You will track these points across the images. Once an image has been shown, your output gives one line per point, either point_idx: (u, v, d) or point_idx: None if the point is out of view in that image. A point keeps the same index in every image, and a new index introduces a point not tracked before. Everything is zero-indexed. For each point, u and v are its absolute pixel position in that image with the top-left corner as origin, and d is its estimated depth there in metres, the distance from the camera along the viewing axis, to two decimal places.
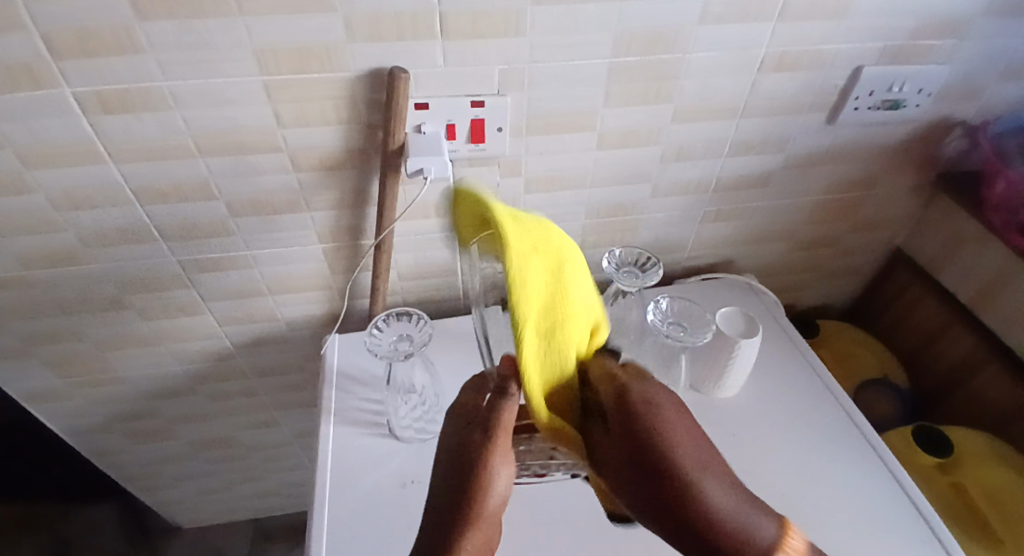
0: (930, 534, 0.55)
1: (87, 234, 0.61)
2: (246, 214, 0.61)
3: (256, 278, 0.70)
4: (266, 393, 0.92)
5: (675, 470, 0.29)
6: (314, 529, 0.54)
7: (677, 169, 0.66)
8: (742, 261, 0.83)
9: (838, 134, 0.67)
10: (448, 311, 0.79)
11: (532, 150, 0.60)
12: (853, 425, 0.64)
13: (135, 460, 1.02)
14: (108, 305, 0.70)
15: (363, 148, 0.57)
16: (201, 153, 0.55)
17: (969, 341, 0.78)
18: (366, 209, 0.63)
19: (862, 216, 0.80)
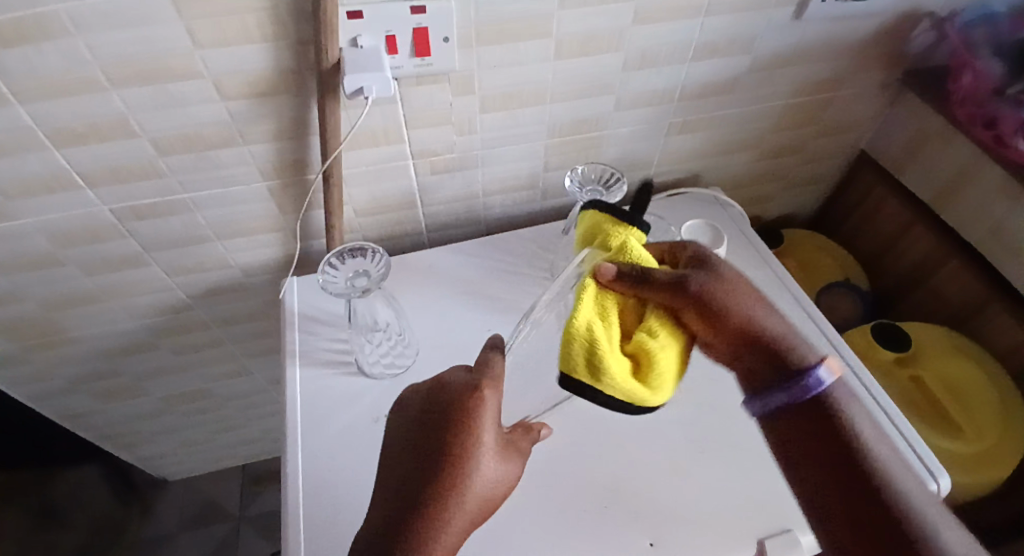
0: (891, 427, 0.58)
1: (5, 188, 0.55)
2: (177, 152, 0.56)
3: (200, 222, 0.65)
4: (234, 342, 0.89)
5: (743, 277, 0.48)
6: (290, 470, 0.53)
7: (640, 78, 0.62)
8: (710, 174, 0.81)
9: (806, 31, 0.64)
10: (410, 245, 0.76)
11: (485, 62, 0.55)
12: (817, 328, 0.65)
13: (109, 419, 1.00)
14: (43, 264, 0.65)
15: (295, 68, 0.51)
16: (114, 84, 0.48)
17: (929, 239, 0.80)
18: (310, 139, 0.58)
19: (828, 120, 0.79)
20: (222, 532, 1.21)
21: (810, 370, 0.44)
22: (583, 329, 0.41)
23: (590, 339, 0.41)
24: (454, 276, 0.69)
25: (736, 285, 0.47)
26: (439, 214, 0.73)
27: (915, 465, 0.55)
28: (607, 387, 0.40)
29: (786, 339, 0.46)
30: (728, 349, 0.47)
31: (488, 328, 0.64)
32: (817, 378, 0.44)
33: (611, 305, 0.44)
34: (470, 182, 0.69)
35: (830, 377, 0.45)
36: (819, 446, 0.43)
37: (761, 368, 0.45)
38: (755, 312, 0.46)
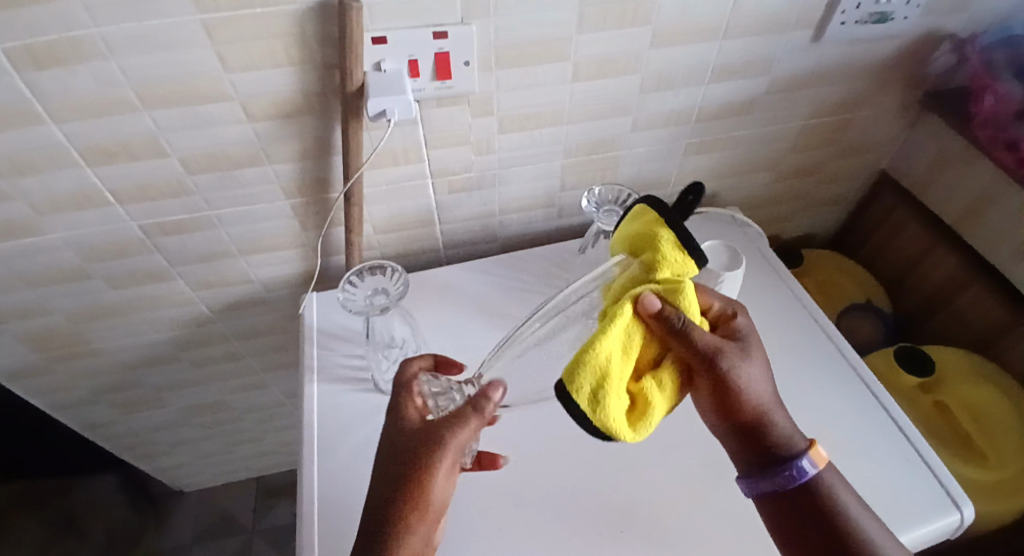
0: (914, 454, 0.56)
1: (40, 203, 0.57)
2: (203, 170, 0.58)
3: (223, 238, 0.67)
4: (252, 355, 0.91)
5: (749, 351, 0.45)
6: (305, 484, 0.54)
7: (657, 99, 0.63)
8: (727, 194, 0.81)
9: (823, 53, 0.64)
10: (426, 263, 0.77)
11: (504, 85, 0.56)
12: (837, 350, 0.64)
13: (129, 429, 1.02)
14: (72, 276, 0.67)
15: (320, 90, 0.52)
16: (146, 105, 0.50)
17: (953, 261, 0.79)
18: (332, 159, 0.60)
19: (847, 141, 0.78)
20: (235, 545, 1.21)
21: (794, 461, 0.45)
22: (603, 357, 0.36)
23: (604, 369, 0.36)
24: (470, 294, 0.69)
25: (753, 367, 0.45)
26: (455, 232, 0.74)
27: (941, 492, 0.53)
28: (597, 418, 0.36)
29: (777, 426, 0.45)
30: (720, 425, 0.47)
31: None
32: (806, 470, 0.45)
33: (637, 335, 0.39)
34: (487, 200, 0.70)
35: (818, 467, 0.45)
36: (795, 527, 0.46)
37: (753, 451, 0.46)
38: (760, 392, 0.45)
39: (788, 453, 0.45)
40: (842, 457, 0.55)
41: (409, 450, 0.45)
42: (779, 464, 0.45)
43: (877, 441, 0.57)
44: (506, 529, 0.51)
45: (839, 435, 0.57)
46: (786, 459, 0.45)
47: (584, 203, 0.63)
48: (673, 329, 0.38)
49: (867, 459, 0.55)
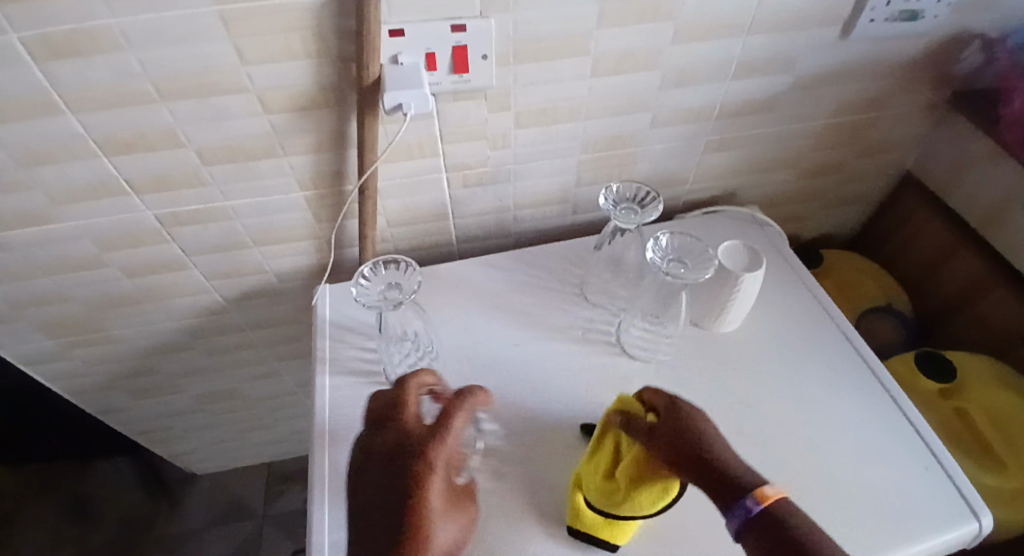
0: (933, 461, 0.55)
1: (58, 192, 0.57)
2: (220, 162, 0.58)
3: (238, 229, 0.67)
4: (265, 344, 0.91)
5: (677, 404, 0.46)
6: (315, 474, 0.54)
7: (677, 95, 0.62)
8: (745, 192, 0.80)
9: (850, 50, 0.62)
10: (439, 257, 0.77)
11: (521, 79, 0.55)
12: (856, 353, 0.63)
13: (144, 415, 1.04)
14: (90, 265, 0.68)
15: (336, 83, 0.52)
16: (164, 97, 0.50)
17: (975, 264, 0.77)
18: (347, 152, 0.59)
19: (870, 141, 0.76)
20: (246, 529, 1.23)
21: (750, 499, 0.41)
22: (603, 457, 0.49)
23: (606, 460, 0.48)
24: (483, 289, 0.69)
25: (686, 414, 0.46)
26: (468, 227, 0.73)
27: (959, 501, 0.52)
28: (628, 498, 0.46)
29: (726, 467, 0.43)
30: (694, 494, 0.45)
31: (516, 343, 0.64)
32: (750, 506, 0.37)
33: (614, 447, 0.49)
34: (502, 195, 0.69)
35: (772, 502, 0.41)
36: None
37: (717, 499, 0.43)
38: (709, 430, 0.43)
39: (733, 486, 0.38)
40: (858, 463, 0.55)
41: (415, 452, 0.43)
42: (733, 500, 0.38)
43: (895, 449, 0.56)
44: (514, 528, 0.50)
45: (856, 440, 0.56)
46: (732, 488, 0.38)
47: (602, 200, 0.62)
48: (634, 430, 0.47)
49: (884, 465, 0.55)
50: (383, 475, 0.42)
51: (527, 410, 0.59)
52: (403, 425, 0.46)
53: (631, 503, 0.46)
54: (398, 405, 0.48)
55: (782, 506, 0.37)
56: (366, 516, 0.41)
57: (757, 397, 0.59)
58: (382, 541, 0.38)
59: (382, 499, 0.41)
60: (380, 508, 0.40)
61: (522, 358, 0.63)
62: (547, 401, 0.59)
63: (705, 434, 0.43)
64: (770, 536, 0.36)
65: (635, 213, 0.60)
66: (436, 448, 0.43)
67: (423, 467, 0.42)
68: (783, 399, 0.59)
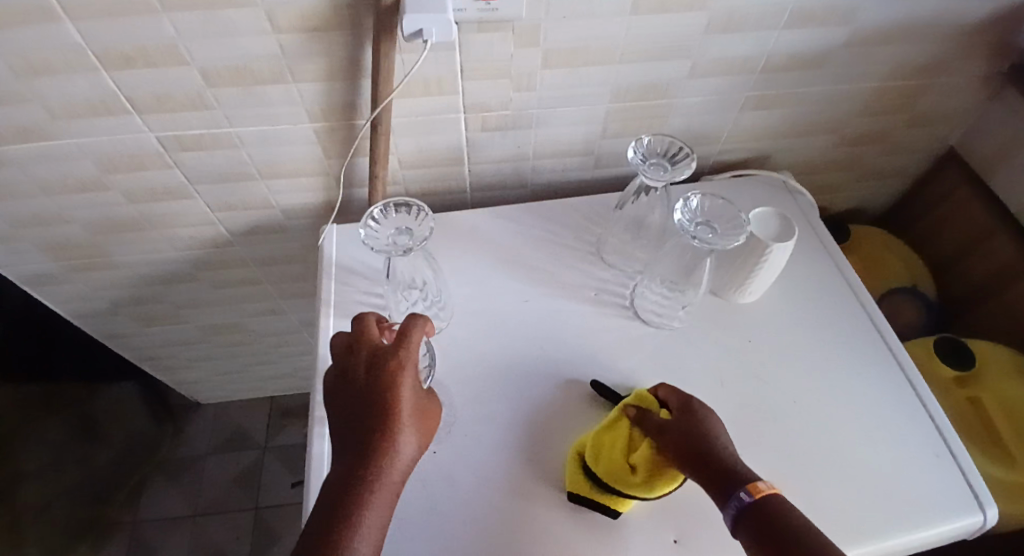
0: (945, 450, 0.53)
1: (57, 108, 0.54)
2: (225, 85, 0.54)
3: (244, 159, 0.64)
4: (270, 281, 0.90)
5: (690, 408, 0.48)
6: (315, 412, 0.54)
7: (720, 43, 0.57)
8: (778, 157, 0.75)
9: (917, 5, 0.57)
10: (452, 204, 0.74)
11: (553, 13, 0.50)
12: (878, 333, 0.60)
13: (149, 343, 1.04)
14: (91, 187, 0.66)
15: (351, 3, 0.47)
16: (165, 9, 0.46)
17: (1012, 251, 0.73)
18: (360, 82, 0.55)
19: (920, 110, 0.71)
20: (248, 459, 1.26)
21: (737, 489, 0.41)
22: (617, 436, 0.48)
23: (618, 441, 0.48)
24: (494, 240, 0.66)
25: (691, 416, 0.47)
26: (484, 174, 0.70)
27: (967, 492, 0.51)
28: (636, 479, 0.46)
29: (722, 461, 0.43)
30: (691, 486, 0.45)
31: (525, 298, 0.62)
32: (743, 498, 0.41)
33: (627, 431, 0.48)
34: (521, 142, 0.65)
35: (758, 489, 0.40)
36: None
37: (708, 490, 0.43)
38: (715, 431, 0.46)
39: (729, 478, 0.42)
40: (869, 446, 0.53)
41: (380, 377, 0.44)
42: (727, 490, 0.42)
43: (908, 435, 0.54)
44: (511, 482, 0.50)
45: (869, 423, 0.54)
46: (728, 479, 0.42)
47: (631, 153, 0.58)
48: (646, 423, 0.48)
49: (894, 449, 0.53)
50: (351, 396, 0.44)
51: (531, 368, 0.57)
52: (366, 346, 0.46)
53: (643, 486, 0.46)
54: (358, 329, 0.48)
55: (775, 499, 0.40)
56: (341, 434, 0.43)
57: (771, 371, 0.57)
58: (351, 467, 0.41)
59: (352, 419, 0.43)
60: (352, 427, 0.43)
61: (531, 314, 0.61)
62: (553, 360, 0.58)
63: (702, 435, 0.45)
64: (757, 521, 0.39)
65: (666, 171, 0.56)
66: (399, 365, 0.44)
67: (386, 395, 0.43)
68: (797, 376, 0.57)
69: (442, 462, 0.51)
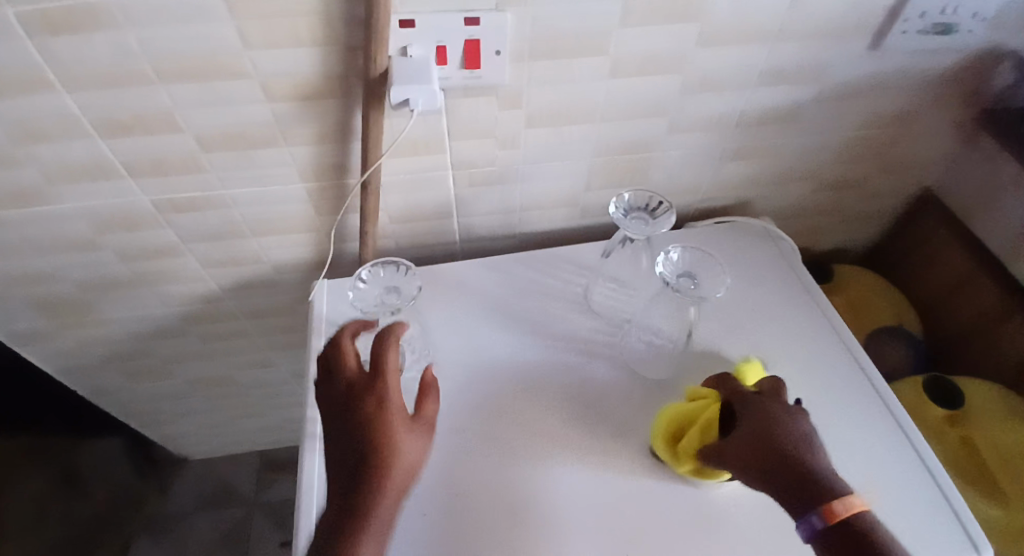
0: (937, 493, 0.53)
1: (49, 171, 0.55)
2: (219, 148, 0.56)
3: (237, 218, 0.65)
4: (261, 334, 0.90)
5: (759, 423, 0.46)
6: (305, 472, 0.53)
7: (696, 102, 0.59)
8: (759, 204, 0.77)
9: (878, 64, 0.60)
10: (442, 256, 0.75)
11: (537, 77, 0.53)
12: (865, 378, 0.61)
13: (136, 398, 1.02)
14: (82, 246, 0.66)
15: (344, 73, 0.50)
16: (162, 80, 0.48)
17: (993, 293, 0.74)
18: (352, 144, 0.57)
19: (893, 157, 0.74)
20: (236, 516, 1.23)
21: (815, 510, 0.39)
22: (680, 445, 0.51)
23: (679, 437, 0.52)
24: (485, 292, 0.67)
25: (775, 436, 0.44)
26: (473, 226, 0.71)
27: (961, 537, 0.50)
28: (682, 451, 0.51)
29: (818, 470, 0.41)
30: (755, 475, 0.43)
31: (516, 350, 0.62)
32: (817, 522, 0.39)
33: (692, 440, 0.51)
34: (510, 196, 0.67)
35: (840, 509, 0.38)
36: None
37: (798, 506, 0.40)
38: (792, 434, 0.44)
39: (807, 504, 0.40)
40: (872, 499, 0.52)
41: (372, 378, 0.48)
42: (805, 513, 0.39)
43: (906, 482, 0.53)
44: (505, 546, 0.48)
45: (867, 449, 0.56)
46: (810, 510, 0.39)
47: (613, 207, 0.60)
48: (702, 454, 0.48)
49: (885, 496, 0.52)
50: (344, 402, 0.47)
51: (523, 422, 0.57)
52: (344, 376, 0.49)
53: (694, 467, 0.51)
54: (339, 344, 0.51)
55: (815, 488, 0.40)
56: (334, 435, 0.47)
57: None
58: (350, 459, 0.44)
59: (346, 448, 0.45)
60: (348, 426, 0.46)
61: (522, 367, 0.61)
62: (546, 410, 0.58)
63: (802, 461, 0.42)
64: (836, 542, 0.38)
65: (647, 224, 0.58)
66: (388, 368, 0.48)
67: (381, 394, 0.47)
68: None
69: (433, 526, 0.50)
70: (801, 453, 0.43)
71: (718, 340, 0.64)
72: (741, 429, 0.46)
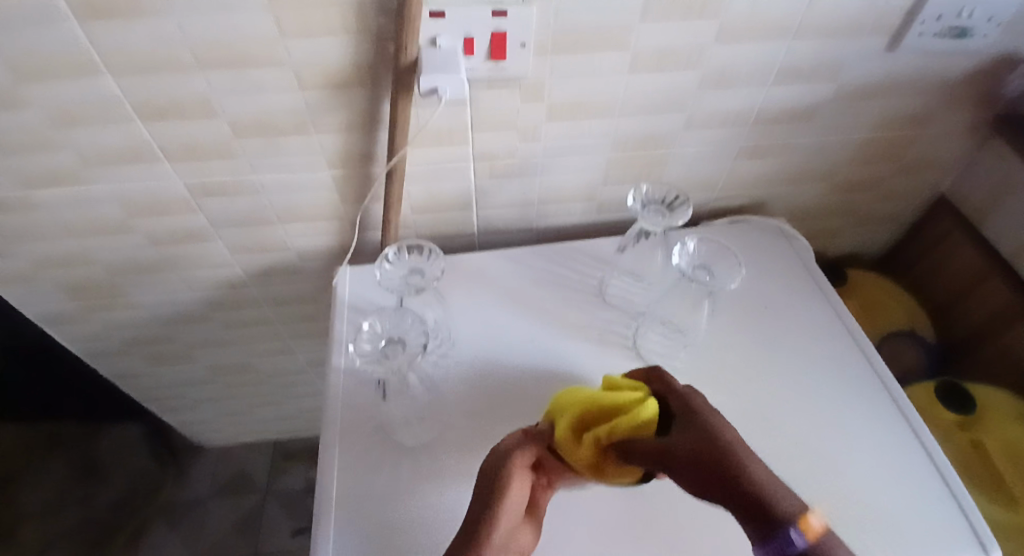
0: (945, 491, 0.53)
1: (89, 154, 0.58)
2: (250, 135, 0.58)
3: (264, 205, 0.67)
4: (281, 321, 0.92)
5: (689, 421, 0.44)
6: (324, 450, 0.55)
7: (713, 98, 0.61)
8: (774, 204, 0.78)
9: (895, 64, 0.61)
10: (460, 247, 0.77)
11: (558, 70, 0.54)
12: (875, 375, 0.61)
13: (157, 383, 1.05)
14: (115, 229, 0.69)
15: (373, 63, 0.52)
16: (201, 66, 0.50)
17: (1007, 295, 0.74)
18: (377, 133, 0.59)
19: (908, 158, 0.74)
20: (248, 504, 1.25)
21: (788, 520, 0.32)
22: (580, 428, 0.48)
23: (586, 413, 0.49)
24: (502, 282, 0.69)
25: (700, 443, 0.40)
26: (492, 218, 0.73)
27: (967, 535, 0.51)
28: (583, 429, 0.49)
29: (764, 485, 0.34)
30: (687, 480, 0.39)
31: (532, 339, 0.64)
32: (795, 533, 0.32)
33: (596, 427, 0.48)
34: (528, 188, 0.69)
35: (803, 529, 0.32)
36: None
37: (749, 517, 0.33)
38: (725, 434, 0.40)
39: (775, 515, 0.32)
40: (879, 491, 0.53)
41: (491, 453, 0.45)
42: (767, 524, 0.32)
43: (913, 480, 0.54)
44: None
45: (875, 446, 0.56)
46: (775, 523, 0.32)
47: (631, 200, 0.62)
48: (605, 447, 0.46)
49: (892, 491, 0.53)
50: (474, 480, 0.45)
51: (536, 407, 0.58)
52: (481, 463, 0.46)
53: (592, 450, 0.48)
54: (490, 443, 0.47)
55: (770, 499, 0.33)
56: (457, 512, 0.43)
57: (774, 413, 0.58)
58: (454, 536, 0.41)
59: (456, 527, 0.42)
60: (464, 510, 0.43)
61: (536, 355, 0.62)
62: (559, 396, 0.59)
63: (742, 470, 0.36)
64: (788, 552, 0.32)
65: (664, 214, 0.60)
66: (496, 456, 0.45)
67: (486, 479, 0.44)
68: (802, 418, 0.58)
69: (447, 502, 0.51)
70: (737, 454, 0.38)
71: (730, 333, 0.64)
72: (685, 436, 0.42)
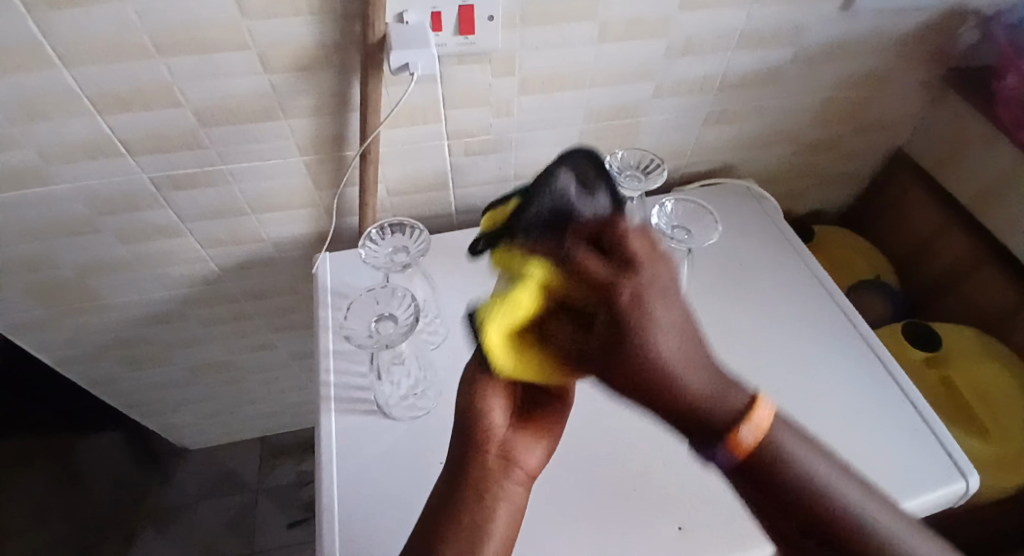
0: (922, 425, 0.57)
1: (48, 151, 0.56)
2: (218, 123, 0.57)
3: (237, 195, 0.66)
4: (261, 315, 0.91)
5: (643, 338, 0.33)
6: (321, 433, 0.55)
7: (681, 65, 0.62)
8: (743, 167, 0.80)
9: (853, 23, 0.62)
10: (439, 228, 0.77)
11: (528, 43, 0.54)
12: (850, 323, 0.64)
13: (136, 386, 1.03)
14: (81, 229, 0.67)
15: (341, 43, 0.51)
16: (161, 53, 0.49)
17: (964, 242, 0.78)
18: (349, 115, 0.58)
19: (869, 116, 0.77)
20: (241, 501, 1.24)
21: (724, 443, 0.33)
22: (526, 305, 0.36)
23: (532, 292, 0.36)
24: None
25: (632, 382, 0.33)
26: (469, 197, 0.73)
27: (946, 463, 0.54)
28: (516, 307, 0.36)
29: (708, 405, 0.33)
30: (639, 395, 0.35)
31: None
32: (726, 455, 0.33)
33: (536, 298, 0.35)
34: (503, 164, 0.69)
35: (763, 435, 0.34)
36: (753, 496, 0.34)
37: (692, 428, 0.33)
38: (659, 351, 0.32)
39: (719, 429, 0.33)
40: (859, 429, 0.56)
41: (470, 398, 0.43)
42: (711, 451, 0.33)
43: (892, 418, 0.57)
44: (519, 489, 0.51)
45: (856, 389, 0.59)
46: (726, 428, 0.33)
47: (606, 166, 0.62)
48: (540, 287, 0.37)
49: (872, 430, 0.56)
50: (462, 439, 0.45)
51: None
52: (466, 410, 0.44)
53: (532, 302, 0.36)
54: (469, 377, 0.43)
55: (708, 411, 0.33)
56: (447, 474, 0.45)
57: (755, 366, 0.60)
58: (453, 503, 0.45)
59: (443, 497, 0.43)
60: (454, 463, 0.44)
61: None
62: None
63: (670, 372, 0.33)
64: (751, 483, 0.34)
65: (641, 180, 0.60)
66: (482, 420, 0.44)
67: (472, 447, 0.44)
68: (784, 368, 0.60)
69: None
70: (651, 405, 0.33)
71: (708, 294, 0.66)
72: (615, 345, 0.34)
